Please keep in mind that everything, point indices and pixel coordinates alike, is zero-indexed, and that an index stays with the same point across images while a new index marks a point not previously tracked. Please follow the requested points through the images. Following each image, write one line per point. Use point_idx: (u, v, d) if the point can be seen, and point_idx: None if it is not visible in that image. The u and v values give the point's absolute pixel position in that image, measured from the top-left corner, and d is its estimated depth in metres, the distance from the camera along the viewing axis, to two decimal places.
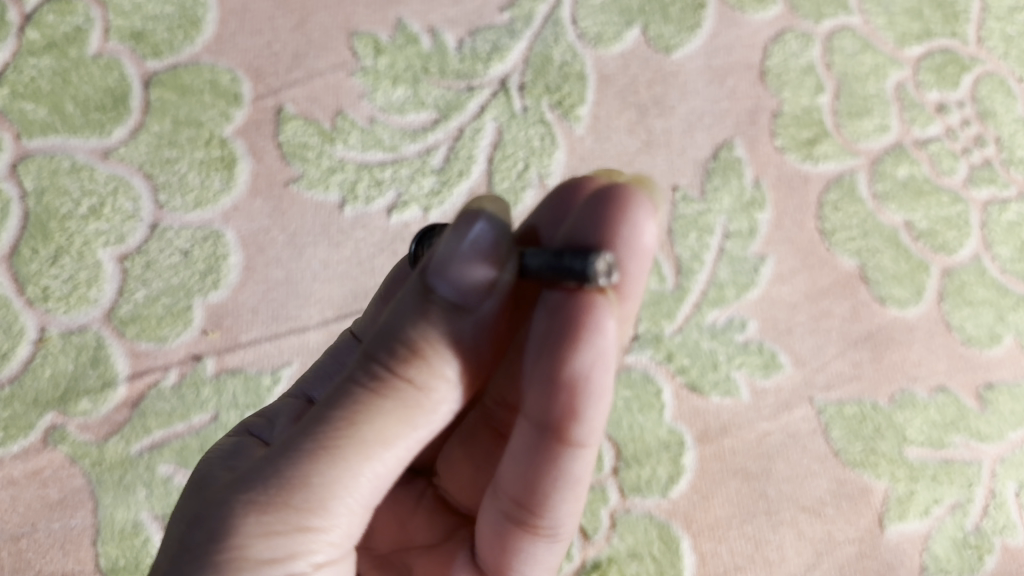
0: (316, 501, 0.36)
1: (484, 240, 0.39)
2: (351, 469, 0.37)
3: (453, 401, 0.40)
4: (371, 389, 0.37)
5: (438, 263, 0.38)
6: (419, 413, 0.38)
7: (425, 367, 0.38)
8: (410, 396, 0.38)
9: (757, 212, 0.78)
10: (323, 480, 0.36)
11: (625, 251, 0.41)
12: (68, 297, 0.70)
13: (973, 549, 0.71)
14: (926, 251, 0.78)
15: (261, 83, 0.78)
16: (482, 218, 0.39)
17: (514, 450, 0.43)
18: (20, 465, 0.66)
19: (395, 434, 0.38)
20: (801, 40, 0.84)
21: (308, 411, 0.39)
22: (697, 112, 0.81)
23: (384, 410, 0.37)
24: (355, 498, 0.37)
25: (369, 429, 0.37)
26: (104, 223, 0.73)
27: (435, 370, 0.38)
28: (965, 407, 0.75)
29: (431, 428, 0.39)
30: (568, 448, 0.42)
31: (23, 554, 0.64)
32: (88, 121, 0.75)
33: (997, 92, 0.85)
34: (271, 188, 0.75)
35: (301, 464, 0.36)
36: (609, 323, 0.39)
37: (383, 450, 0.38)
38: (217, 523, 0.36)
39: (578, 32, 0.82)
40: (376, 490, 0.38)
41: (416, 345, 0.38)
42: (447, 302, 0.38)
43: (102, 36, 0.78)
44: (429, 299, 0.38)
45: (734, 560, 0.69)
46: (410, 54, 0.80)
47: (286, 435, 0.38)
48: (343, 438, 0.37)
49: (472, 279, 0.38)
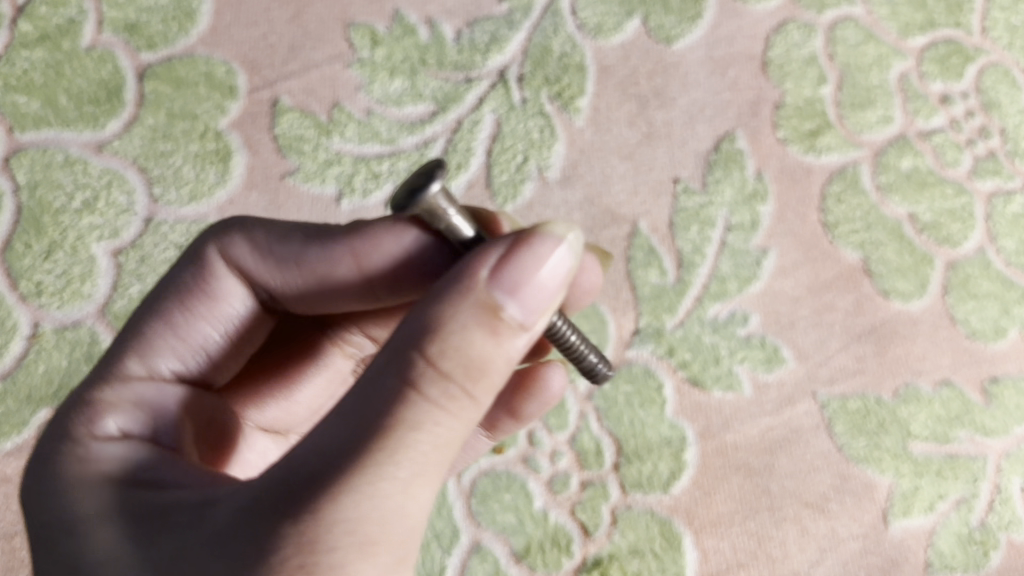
0: (410, 529, 0.38)
1: (552, 263, 0.41)
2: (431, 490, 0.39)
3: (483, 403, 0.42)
4: (446, 410, 0.38)
5: (510, 282, 0.39)
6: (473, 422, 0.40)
7: (486, 384, 0.39)
8: (473, 412, 0.39)
9: (759, 205, 0.77)
10: (416, 509, 0.38)
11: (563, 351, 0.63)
12: (62, 292, 0.69)
13: (979, 545, 0.70)
14: (929, 244, 0.77)
15: (257, 75, 0.77)
16: (543, 242, 0.41)
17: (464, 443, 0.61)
18: (14, 463, 0.65)
19: (456, 447, 0.40)
20: (803, 31, 0.83)
21: (359, 417, 0.38)
22: (698, 103, 0.80)
23: (456, 429, 0.39)
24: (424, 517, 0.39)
25: (445, 451, 0.39)
26: (97, 217, 0.72)
27: (493, 383, 0.40)
28: (970, 402, 0.74)
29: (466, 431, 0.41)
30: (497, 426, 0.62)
31: (17, 552, 0.64)
32: (82, 113, 0.74)
33: (1002, 83, 0.83)
34: (267, 182, 0.74)
35: (389, 492, 0.37)
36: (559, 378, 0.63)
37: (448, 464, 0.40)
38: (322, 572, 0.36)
39: (577, 23, 0.81)
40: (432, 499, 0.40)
41: (484, 362, 0.39)
42: (513, 319, 0.39)
43: (95, 28, 0.77)
44: (497, 316, 0.39)
45: (736, 557, 0.68)
46: (408, 46, 0.79)
47: (345, 447, 0.37)
48: (429, 465, 0.38)
49: (538, 302, 0.40)
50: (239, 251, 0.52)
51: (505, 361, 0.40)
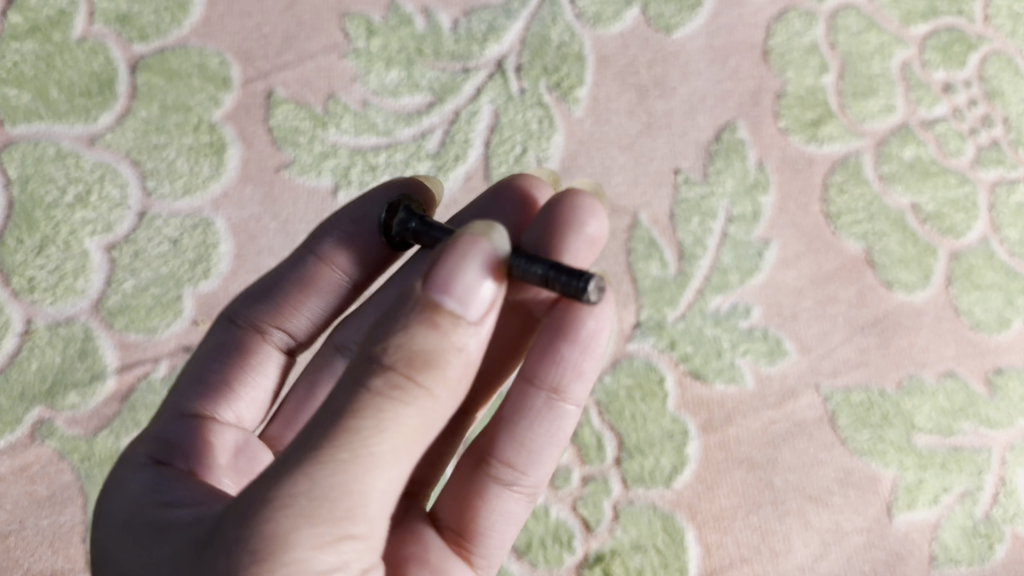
0: (356, 510, 0.35)
1: (480, 257, 0.38)
2: (384, 473, 0.36)
3: (453, 399, 0.38)
4: (391, 398, 0.35)
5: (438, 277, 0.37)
6: (431, 414, 0.37)
7: (439, 375, 0.36)
8: (415, 396, 0.36)
9: (761, 195, 0.76)
10: (360, 489, 0.35)
11: (461, 291, 0.37)
12: (55, 288, 0.68)
13: (983, 538, 0.70)
14: (933, 235, 0.77)
15: (251, 66, 0.75)
16: (478, 243, 0.39)
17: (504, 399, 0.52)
18: (7, 461, 0.64)
19: (411, 435, 0.36)
20: (804, 19, 0.82)
21: (309, 424, 0.36)
22: (699, 93, 0.79)
23: (403, 416, 0.35)
24: (384, 499, 0.36)
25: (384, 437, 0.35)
26: (90, 212, 0.71)
27: (445, 375, 0.36)
28: (975, 393, 0.73)
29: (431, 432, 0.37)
30: (561, 401, 0.51)
31: (11, 552, 0.63)
32: (73, 106, 0.73)
33: (1005, 71, 0.82)
34: (262, 174, 0.73)
35: (335, 507, 0.34)
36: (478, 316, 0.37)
37: (403, 455, 0.36)
38: (260, 543, 0.34)
39: (575, 12, 0.80)
40: (386, 501, 0.36)
41: (431, 351, 0.36)
42: (455, 313, 0.37)
43: (87, 20, 0.76)
44: (437, 312, 0.36)
45: (739, 551, 0.67)
46: (404, 35, 0.78)
47: (286, 452, 0.36)
48: (372, 449, 0.35)
49: (468, 291, 0.37)
50: (238, 311, 0.58)
51: (459, 356, 0.37)
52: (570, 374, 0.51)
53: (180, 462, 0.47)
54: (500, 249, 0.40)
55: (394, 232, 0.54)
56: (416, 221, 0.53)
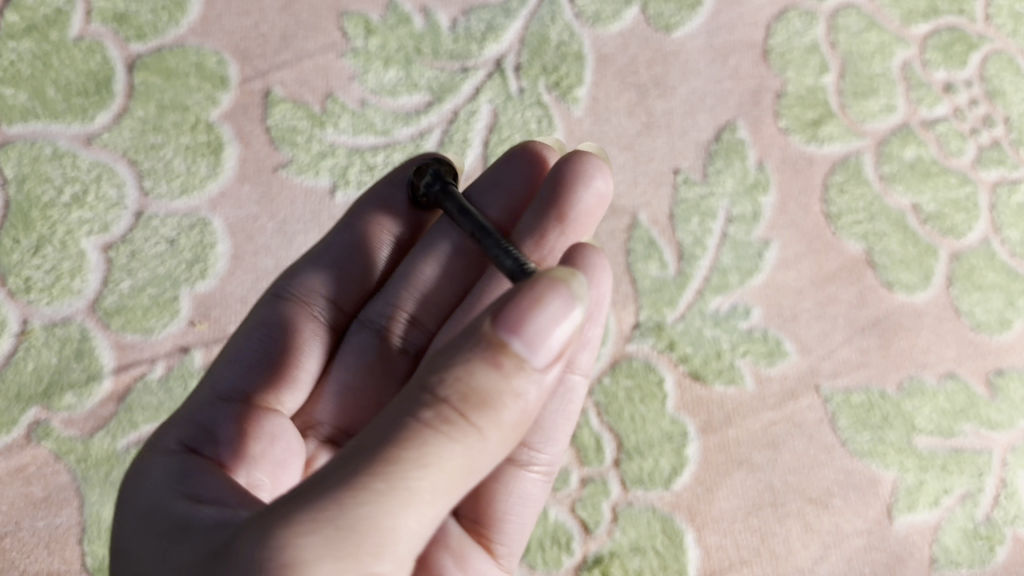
0: (383, 547, 0.33)
1: (560, 305, 0.35)
2: (417, 513, 0.33)
3: (502, 447, 0.35)
4: (439, 432, 0.33)
5: (511, 319, 0.34)
6: (476, 458, 0.34)
7: (492, 418, 0.34)
8: (463, 436, 0.34)
9: (761, 195, 0.76)
10: (390, 527, 0.33)
11: (531, 334, 0.34)
12: (51, 289, 0.68)
13: (984, 541, 0.69)
14: (934, 235, 0.76)
15: (249, 65, 0.75)
16: (558, 288, 0.35)
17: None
18: (3, 462, 0.64)
19: (452, 479, 0.34)
20: (804, 18, 0.81)
21: (354, 448, 0.34)
22: (698, 92, 0.78)
23: (446, 454, 0.33)
24: (412, 542, 0.34)
25: (425, 474, 0.33)
26: (87, 211, 0.70)
27: (498, 420, 0.34)
28: (976, 395, 0.73)
29: (473, 478, 0.35)
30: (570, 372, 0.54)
31: (7, 553, 0.62)
32: (70, 105, 0.73)
33: (1006, 71, 0.82)
34: (260, 173, 0.73)
35: (361, 539, 0.32)
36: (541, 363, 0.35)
37: (441, 498, 0.34)
38: (273, 565, 0.31)
39: (574, 11, 0.80)
40: (416, 543, 0.34)
41: (489, 394, 0.34)
42: (521, 357, 0.34)
43: (84, 19, 0.75)
44: (502, 351, 0.34)
45: (739, 554, 0.67)
46: (402, 35, 0.77)
47: (324, 475, 0.34)
48: (411, 485, 0.33)
49: (542, 338, 0.35)
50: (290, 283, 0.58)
51: (517, 403, 0.35)
52: (577, 344, 0.53)
53: (208, 449, 0.47)
54: (580, 292, 0.36)
55: (422, 192, 0.56)
56: (440, 183, 0.55)
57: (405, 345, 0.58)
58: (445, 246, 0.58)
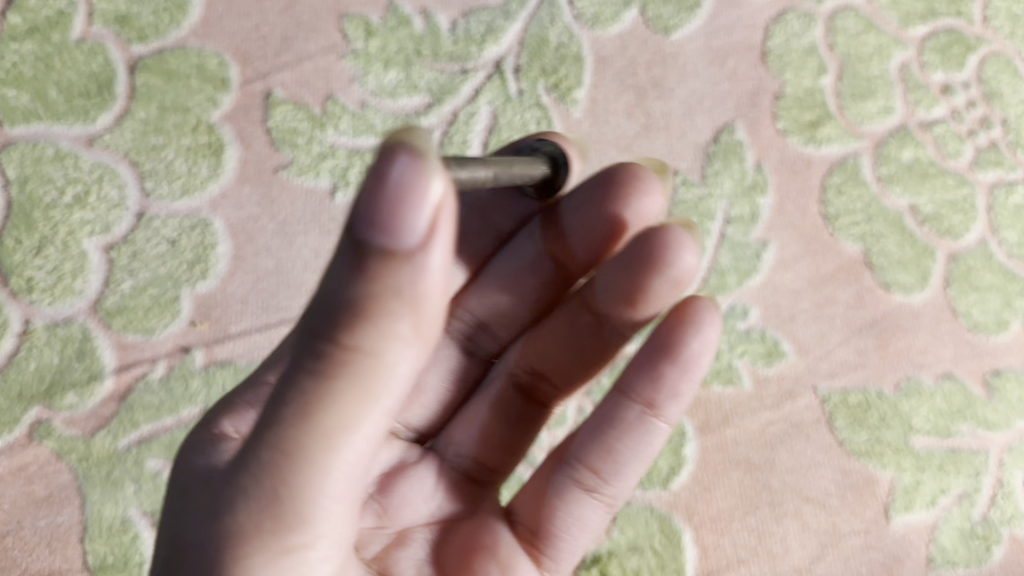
0: (310, 505, 0.34)
1: (409, 173, 0.31)
2: (335, 463, 0.34)
3: (411, 351, 0.34)
4: (327, 376, 0.32)
5: (364, 216, 0.31)
6: (382, 382, 0.33)
7: (377, 334, 0.32)
8: (358, 369, 0.33)
9: (759, 197, 0.76)
10: (311, 488, 0.34)
11: (390, 220, 0.31)
12: (53, 289, 0.68)
13: (981, 540, 0.70)
14: (931, 236, 0.77)
15: (249, 67, 0.76)
16: (401, 154, 0.31)
17: (600, 412, 0.51)
18: (5, 461, 0.65)
19: (362, 414, 0.33)
20: (802, 20, 0.82)
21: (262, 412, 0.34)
22: (697, 94, 0.79)
23: (343, 393, 0.33)
24: (343, 484, 0.35)
25: (328, 422, 0.33)
26: (89, 212, 0.71)
27: (387, 332, 0.32)
28: (972, 395, 0.73)
29: (394, 395, 0.34)
30: (655, 418, 0.50)
31: (9, 552, 0.63)
32: (72, 107, 0.73)
33: (1004, 73, 0.83)
34: (261, 175, 0.73)
35: (287, 506, 0.34)
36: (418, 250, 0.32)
37: (358, 435, 0.34)
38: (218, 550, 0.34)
39: (574, 13, 0.80)
40: (350, 481, 0.35)
41: (363, 309, 0.32)
42: (386, 254, 0.31)
43: (86, 21, 0.75)
44: (364, 255, 0.31)
45: (736, 553, 0.67)
46: (402, 37, 0.78)
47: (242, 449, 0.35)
48: (318, 442, 0.33)
49: (402, 222, 0.31)
50: None
51: (401, 305, 0.32)
52: (667, 394, 0.50)
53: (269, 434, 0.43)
54: (431, 157, 0.31)
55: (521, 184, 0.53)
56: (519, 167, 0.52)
57: (474, 348, 0.58)
58: (529, 256, 0.56)
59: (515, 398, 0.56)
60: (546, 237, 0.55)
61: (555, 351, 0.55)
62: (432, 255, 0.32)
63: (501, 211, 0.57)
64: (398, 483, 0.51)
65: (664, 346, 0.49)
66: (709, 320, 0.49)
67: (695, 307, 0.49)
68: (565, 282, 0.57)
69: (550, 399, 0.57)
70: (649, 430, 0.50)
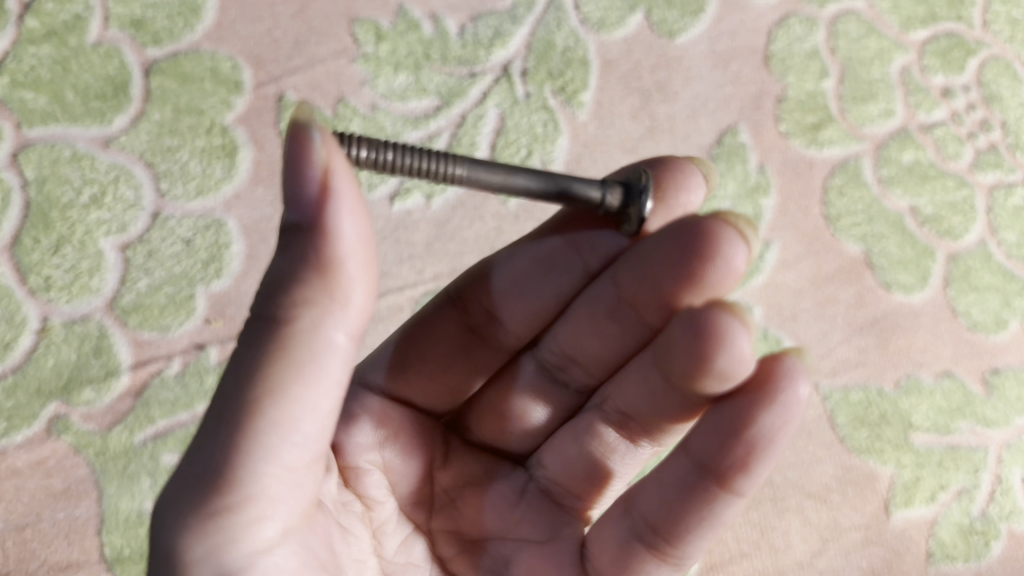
0: (252, 461, 0.36)
1: (307, 152, 0.36)
2: (272, 420, 0.36)
3: (340, 318, 0.37)
4: (263, 339, 0.36)
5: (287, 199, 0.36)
6: (313, 344, 0.37)
7: (300, 295, 0.36)
8: (287, 329, 0.36)
9: (762, 198, 0.77)
10: (251, 444, 0.36)
11: (301, 194, 0.36)
12: (70, 287, 0.70)
13: (979, 535, 0.71)
14: (931, 237, 0.78)
15: (262, 70, 0.77)
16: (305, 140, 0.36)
17: (666, 481, 0.43)
18: (24, 456, 0.66)
19: (295, 374, 0.36)
20: (805, 25, 0.83)
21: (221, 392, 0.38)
22: (701, 97, 0.80)
23: (274, 350, 0.36)
24: (283, 445, 0.37)
25: (262, 378, 0.36)
26: (105, 212, 0.72)
27: (307, 296, 0.36)
28: (971, 393, 0.75)
29: (327, 361, 0.37)
30: (724, 492, 0.42)
31: (27, 544, 0.64)
32: (89, 109, 0.74)
33: (1003, 76, 0.85)
34: (273, 176, 0.75)
35: (230, 463, 0.36)
36: (332, 216, 0.36)
37: (292, 395, 0.36)
38: (173, 516, 0.36)
39: (580, 17, 0.81)
40: (291, 444, 0.37)
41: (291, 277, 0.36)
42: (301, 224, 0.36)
43: (101, 24, 0.77)
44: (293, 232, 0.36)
45: (740, 547, 0.68)
46: (412, 41, 0.79)
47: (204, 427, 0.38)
48: (255, 397, 0.36)
49: (307, 193, 0.36)
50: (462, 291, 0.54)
51: (318, 270, 0.36)
52: (732, 468, 0.41)
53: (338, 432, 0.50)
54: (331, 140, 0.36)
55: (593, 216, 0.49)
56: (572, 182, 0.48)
57: (567, 379, 0.53)
58: (603, 301, 0.50)
59: (595, 437, 0.51)
60: (622, 278, 0.49)
61: (634, 400, 0.49)
62: (345, 223, 0.36)
63: (591, 244, 0.51)
64: (474, 497, 0.52)
65: (735, 420, 0.41)
66: (787, 394, 0.40)
67: (774, 377, 0.40)
68: (647, 328, 0.49)
69: (643, 438, 0.51)
70: (717, 505, 0.42)
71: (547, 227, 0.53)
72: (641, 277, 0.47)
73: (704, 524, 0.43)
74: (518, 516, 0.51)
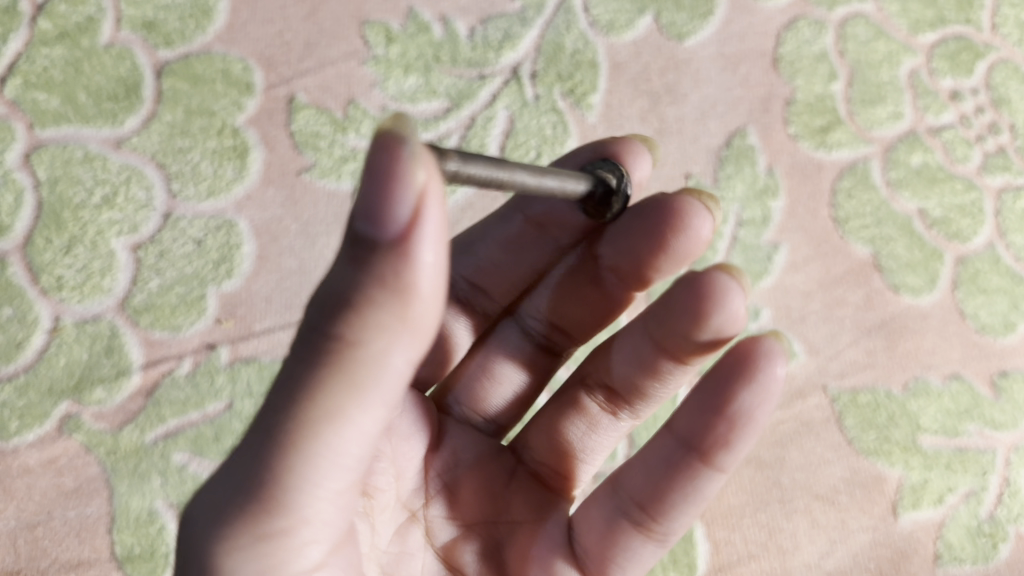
0: (305, 487, 0.34)
1: (392, 167, 0.32)
2: (329, 445, 0.34)
3: (405, 342, 0.34)
4: (321, 360, 0.34)
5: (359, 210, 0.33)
6: (377, 369, 0.34)
7: (369, 319, 0.33)
8: (352, 352, 0.34)
9: (771, 200, 0.78)
10: (304, 471, 0.34)
11: (378, 212, 0.33)
12: (82, 286, 0.70)
13: (987, 537, 0.71)
14: (939, 239, 0.78)
15: (273, 72, 0.78)
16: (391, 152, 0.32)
17: (652, 460, 0.44)
18: (36, 454, 0.66)
19: (355, 400, 0.34)
20: (813, 28, 0.83)
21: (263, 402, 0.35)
22: (710, 99, 0.80)
23: (335, 374, 0.34)
24: (337, 471, 0.35)
25: (321, 403, 0.34)
26: (117, 213, 0.73)
27: (377, 319, 0.33)
28: (979, 395, 0.75)
29: (388, 385, 0.35)
30: (706, 467, 0.43)
31: (39, 542, 0.65)
32: (101, 110, 0.75)
33: (1011, 79, 0.85)
34: (284, 177, 0.75)
35: (281, 491, 0.34)
36: (414, 243, 0.33)
37: (350, 419, 0.34)
38: (217, 535, 0.34)
39: (589, 19, 0.81)
40: (344, 469, 0.35)
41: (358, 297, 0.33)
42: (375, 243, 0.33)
43: (113, 26, 0.77)
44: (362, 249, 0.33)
45: (748, 548, 0.68)
46: (422, 43, 0.80)
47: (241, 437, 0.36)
48: (312, 425, 0.34)
49: (388, 211, 0.33)
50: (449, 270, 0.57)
51: (390, 296, 0.33)
52: (714, 445, 0.42)
53: None
54: (420, 153, 0.33)
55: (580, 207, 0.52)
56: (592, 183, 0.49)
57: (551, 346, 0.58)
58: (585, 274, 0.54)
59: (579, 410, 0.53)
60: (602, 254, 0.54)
61: (619, 369, 0.51)
62: (427, 248, 0.33)
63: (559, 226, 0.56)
64: (469, 483, 0.51)
65: (713, 399, 0.41)
66: (766, 372, 0.40)
67: (751, 356, 0.40)
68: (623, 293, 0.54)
69: (624, 410, 0.53)
70: (700, 480, 0.43)
71: (511, 208, 0.57)
72: (624, 249, 0.52)
73: (687, 500, 0.44)
74: (511, 496, 0.51)
